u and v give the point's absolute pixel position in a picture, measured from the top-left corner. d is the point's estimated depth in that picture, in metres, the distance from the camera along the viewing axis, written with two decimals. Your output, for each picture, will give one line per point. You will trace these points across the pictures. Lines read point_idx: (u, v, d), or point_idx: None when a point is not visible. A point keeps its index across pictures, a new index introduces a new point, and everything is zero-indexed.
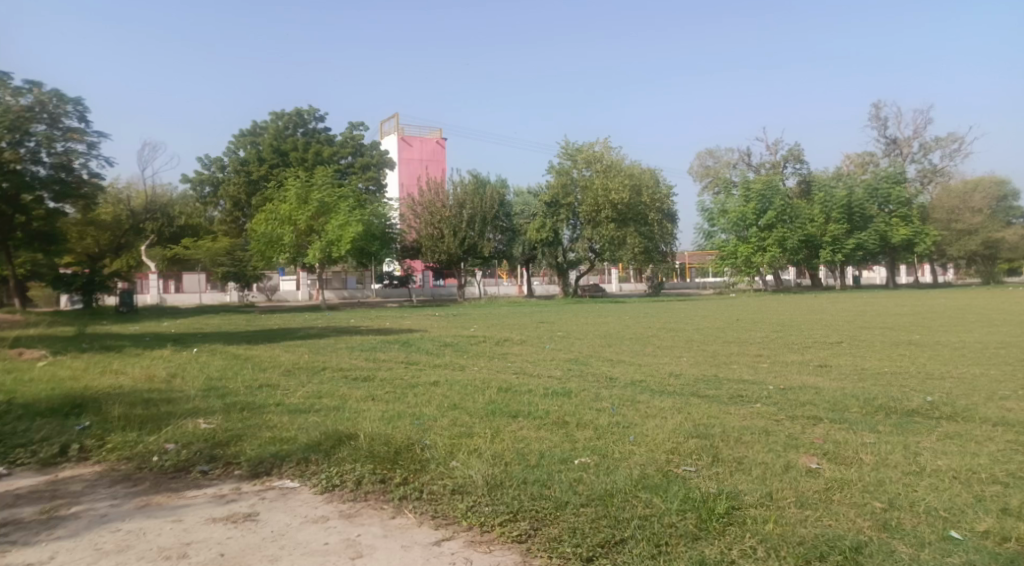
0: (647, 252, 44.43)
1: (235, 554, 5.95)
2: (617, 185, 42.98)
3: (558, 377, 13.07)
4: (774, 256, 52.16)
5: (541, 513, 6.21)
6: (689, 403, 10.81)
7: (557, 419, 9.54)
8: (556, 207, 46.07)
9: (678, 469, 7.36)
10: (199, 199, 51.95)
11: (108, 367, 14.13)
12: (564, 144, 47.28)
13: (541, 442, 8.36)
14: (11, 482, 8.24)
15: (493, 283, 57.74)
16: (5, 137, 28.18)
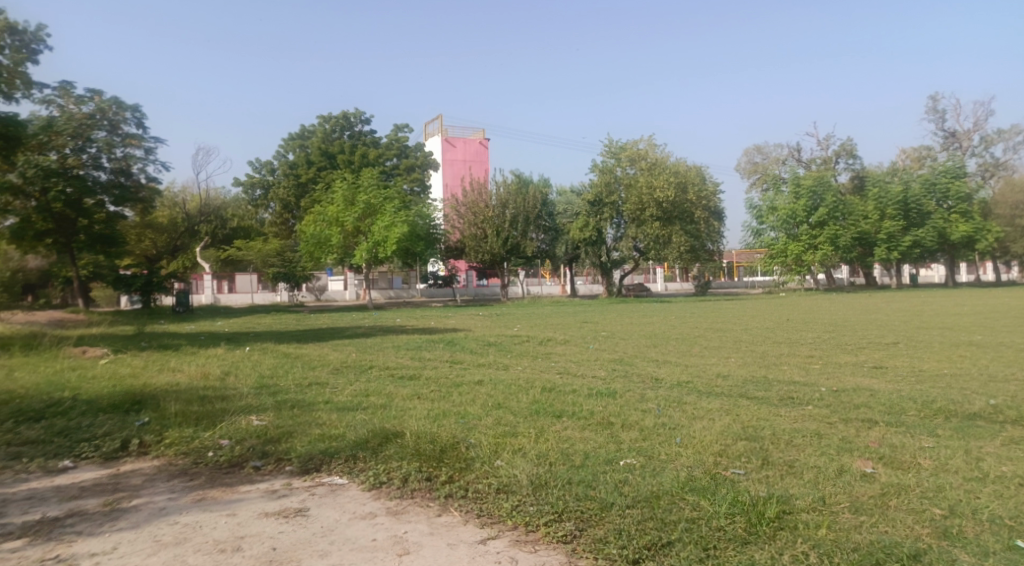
0: (692, 250, 44.10)
1: (287, 549, 6.19)
2: (662, 182, 42.68)
3: (603, 377, 13.16)
4: (826, 254, 51.26)
5: (587, 514, 6.34)
6: (737, 404, 10.84)
7: (602, 419, 9.64)
8: (600, 206, 45.89)
9: (727, 472, 7.42)
10: (250, 202, 53.10)
11: (165, 365, 14.62)
12: (608, 142, 47.03)
13: (586, 442, 8.48)
14: (76, 476, 8.64)
15: (536, 283, 57.82)
16: (68, 144, 29.74)
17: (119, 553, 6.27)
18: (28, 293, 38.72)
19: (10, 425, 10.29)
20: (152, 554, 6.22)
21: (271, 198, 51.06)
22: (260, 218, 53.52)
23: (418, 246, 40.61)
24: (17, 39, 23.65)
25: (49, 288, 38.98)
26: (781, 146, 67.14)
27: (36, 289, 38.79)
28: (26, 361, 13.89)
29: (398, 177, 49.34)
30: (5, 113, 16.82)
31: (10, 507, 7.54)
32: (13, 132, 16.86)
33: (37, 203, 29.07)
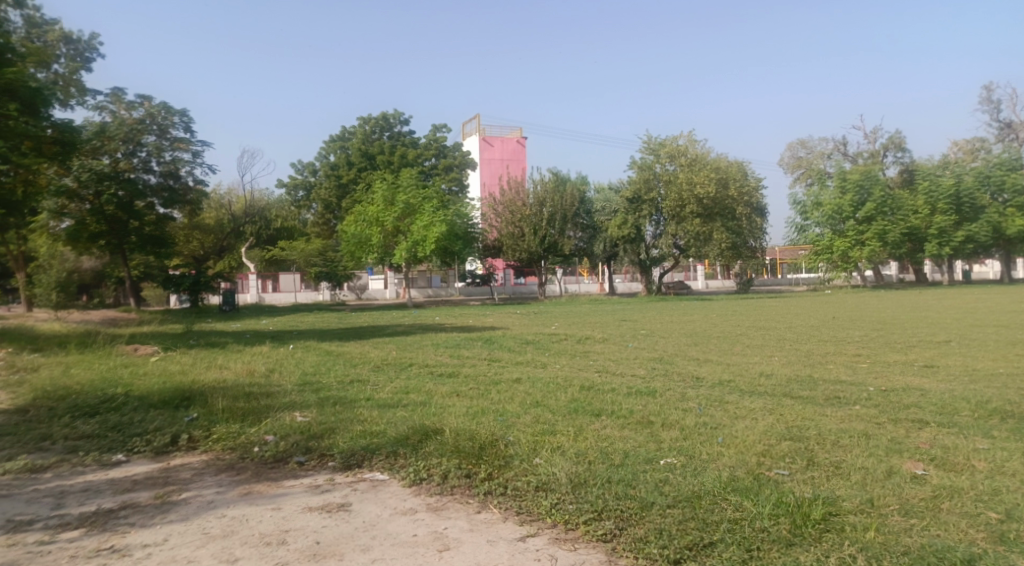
0: (734, 247, 43.76)
1: (330, 543, 6.40)
2: (703, 178, 42.41)
3: (642, 376, 13.21)
4: (873, 250, 50.45)
5: (627, 513, 6.44)
6: (781, 404, 10.82)
7: (642, 418, 9.72)
8: (639, 203, 45.72)
9: (771, 472, 7.46)
10: (293, 203, 53.94)
11: (213, 362, 15.02)
12: (647, 139, 46.87)
13: (626, 442, 8.57)
14: (129, 469, 8.97)
15: (574, 281, 57.81)
16: (119, 149, 30.70)
17: (170, 545, 6.53)
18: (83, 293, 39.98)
19: (67, 420, 10.70)
20: (201, 546, 6.47)
21: (313, 199, 51.88)
22: (303, 218, 54.36)
23: (456, 245, 40.92)
24: (71, 47, 24.43)
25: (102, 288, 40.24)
26: (826, 140, 66.01)
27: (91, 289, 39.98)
28: (82, 358, 14.40)
29: (437, 176, 49.73)
30: (62, 120, 17.42)
31: (67, 499, 7.88)
32: (69, 138, 17.46)
33: (91, 205, 29.98)
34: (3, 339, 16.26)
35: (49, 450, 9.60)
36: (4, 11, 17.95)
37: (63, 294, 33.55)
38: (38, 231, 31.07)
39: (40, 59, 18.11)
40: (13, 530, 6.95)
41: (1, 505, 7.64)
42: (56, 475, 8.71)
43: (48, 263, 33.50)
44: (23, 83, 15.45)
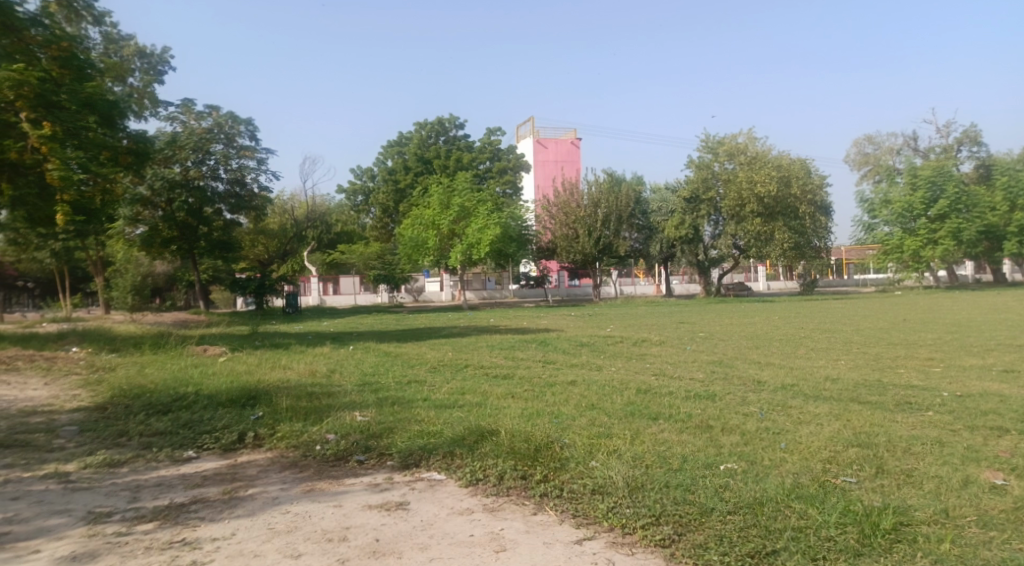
0: (796, 247, 43.17)
1: (389, 541, 6.62)
2: (763, 177, 41.86)
3: (701, 379, 13.21)
4: (946, 249, 49.05)
5: (685, 518, 6.51)
6: (847, 409, 10.72)
7: (700, 423, 9.76)
8: (697, 203, 45.30)
9: (837, 480, 7.46)
10: (352, 207, 54.99)
11: (277, 362, 15.49)
12: (705, 137, 46.52)
13: (684, 446, 8.64)
14: (198, 465, 9.38)
15: (630, 283, 57.54)
16: (189, 157, 31.63)
17: (237, 539, 6.84)
18: (156, 296, 41.48)
19: (142, 418, 11.21)
20: (267, 540, 6.77)
21: (371, 203, 52.85)
22: (362, 222, 55.30)
23: (510, 247, 41.22)
24: (145, 61, 25.43)
25: (174, 291, 41.69)
26: (894, 135, 64.31)
27: (164, 292, 41.53)
28: (155, 359, 15.03)
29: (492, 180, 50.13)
30: (136, 131, 18.36)
31: (142, 493, 8.29)
32: (142, 148, 18.31)
33: (162, 212, 31.61)
34: (82, 340, 17.05)
35: (126, 446, 10.07)
36: (84, 28, 18.86)
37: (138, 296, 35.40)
38: (114, 237, 32.64)
39: (116, 74, 19.00)
40: (92, 522, 7.35)
41: (82, 497, 8.09)
42: (132, 470, 9.15)
43: (124, 267, 35.24)
44: (102, 96, 16.73)
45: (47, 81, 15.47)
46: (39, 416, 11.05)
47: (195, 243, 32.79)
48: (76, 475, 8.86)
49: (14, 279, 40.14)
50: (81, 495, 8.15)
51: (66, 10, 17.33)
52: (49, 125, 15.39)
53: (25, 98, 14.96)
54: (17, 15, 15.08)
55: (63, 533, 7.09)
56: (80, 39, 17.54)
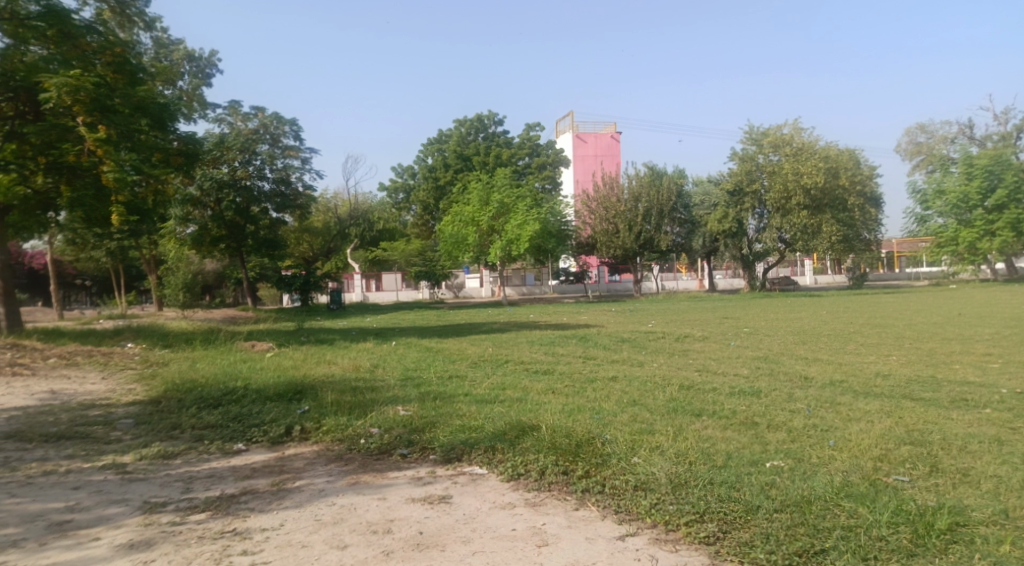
0: (845, 239, 42.61)
1: (432, 534, 6.80)
2: (810, 168, 41.13)
3: (745, 375, 13.17)
4: (1004, 241, 47.71)
5: (731, 516, 6.58)
6: (899, 406, 10.63)
7: (745, 419, 9.77)
8: (741, 196, 44.93)
9: (888, 478, 7.44)
10: (394, 205, 55.59)
11: (322, 358, 15.81)
12: (749, 129, 45.97)
13: (729, 443, 8.68)
14: (248, 458, 9.67)
15: (672, 278, 57.17)
16: (236, 157, 32.34)
17: (286, 529, 7.08)
18: (206, 293, 42.48)
19: (194, 411, 11.57)
20: (314, 531, 6.99)
21: (412, 201, 53.33)
22: (403, 220, 55.79)
23: (549, 243, 41.25)
24: (193, 64, 26.07)
25: (223, 289, 42.61)
26: (948, 124, 62.76)
27: (214, 290, 42.43)
28: (205, 354, 15.46)
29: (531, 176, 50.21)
30: (187, 133, 18.80)
31: (195, 484, 8.60)
32: (193, 150, 18.75)
33: (212, 212, 32.45)
34: (136, 336, 17.59)
35: (179, 439, 10.42)
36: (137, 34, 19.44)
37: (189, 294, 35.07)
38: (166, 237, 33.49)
39: (168, 77, 19.50)
40: (148, 511, 7.65)
41: (139, 488, 8.43)
42: (184, 462, 9.46)
43: (175, 266, 35.19)
44: (154, 99, 17.25)
45: (102, 87, 16.01)
46: (97, 409, 11.48)
47: (242, 242, 33.46)
48: (132, 466, 9.20)
49: (70, 277, 41.42)
50: (138, 486, 8.47)
51: (119, 17, 17.89)
52: (104, 128, 15.97)
53: (82, 104, 15.49)
54: (73, 24, 16.31)
55: (120, 521, 7.39)
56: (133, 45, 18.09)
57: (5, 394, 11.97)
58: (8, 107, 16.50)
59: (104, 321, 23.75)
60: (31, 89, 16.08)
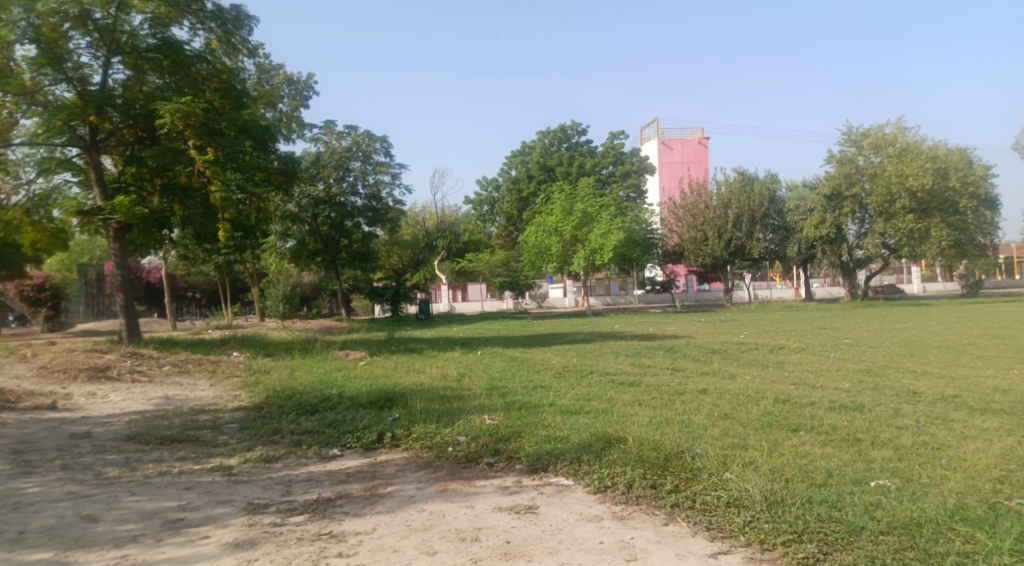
0: (956, 244, 40.82)
1: (519, 543, 6.94)
2: (916, 169, 39.40)
3: (847, 389, 12.87)
4: None
5: (832, 537, 6.49)
6: (1018, 424, 10.23)
7: (848, 436, 9.58)
8: (840, 200, 43.57)
9: (1008, 501, 7.22)
10: (480, 217, 56.36)
11: (411, 367, 16.22)
12: (847, 130, 44.64)
13: (829, 460, 8.55)
14: (342, 463, 10.02)
15: (765, 287, 56.07)
16: (331, 174, 33.60)
17: (378, 533, 7.34)
18: (303, 304, 43.93)
19: (292, 417, 12.07)
20: (405, 536, 7.23)
21: (496, 212, 54.05)
22: (487, 231, 56.42)
23: (634, 252, 40.94)
24: (292, 88, 27.51)
25: (320, 300, 44.06)
26: None
27: (311, 301, 43.82)
28: (303, 363, 16.09)
29: (616, 184, 50.02)
30: (286, 153, 19.52)
31: (294, 487, 8.99)
32: (291, 169, 19.40)
33: (309, 227, 33.54)
34: (241, 345, 18.42)
35: (279, 443, 10.89)
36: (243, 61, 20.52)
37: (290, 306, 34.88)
38: (267, 251, 34.16)
39: (269, 101, 20.37)
40: (252, 512, 8.04)
41: (243, 489, 8.87)
42: (284, 465, 9.89)
43: (276, 278, 35.14)
44: (257, 122, 18.14)
45: (210, 111, 17.06)
46: (206, 414, 12.10)
47: (337, 255, 34.52)
48: (237, 469, 9.68)
49: (182, 291, 43.61)
50: (242, 488, 8.91)
51: (226, 46, 18.87)
52: (212, 150, 16.96)
53: (193, 128, 16.59)
54: (186, 53, 17.69)
55: (228, 521, 7.77)
56: (238, 71, 19.04)
57: (125, 399, 12.76)
58: (129, 133, 17.93)
59: (212, 331, 24.92)
60: (149, 116, 17.46)
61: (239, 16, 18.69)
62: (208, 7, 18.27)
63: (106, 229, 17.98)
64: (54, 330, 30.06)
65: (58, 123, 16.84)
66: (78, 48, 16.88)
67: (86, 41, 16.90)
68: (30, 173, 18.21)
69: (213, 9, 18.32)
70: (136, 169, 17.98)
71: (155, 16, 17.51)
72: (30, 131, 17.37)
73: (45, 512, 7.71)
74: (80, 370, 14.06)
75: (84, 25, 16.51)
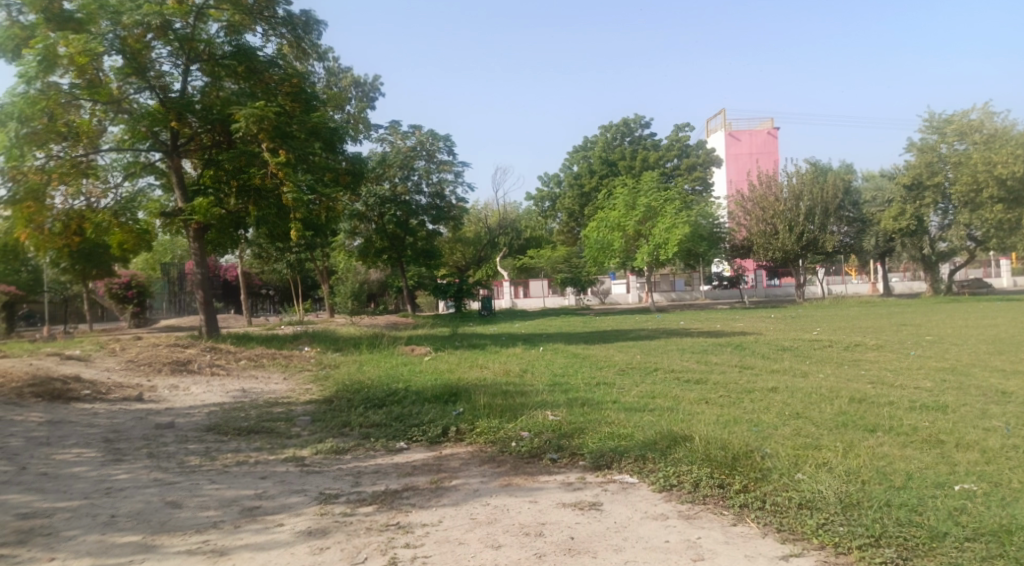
0: None
1: (583, 539, 6.96)
2: (1005, 156, 37.88)
3: (929, 389, 12.52)
4: None
5: (912, 542, 6.35)
6: None
7: (929, 437, 9.36)
8: (920, 190, 42.01)
9: None
10: (540, 214, 56.41)
11: (475, 362, 16.38)
12: (928, 117, 43.32)
13: (908, 462, 8.37)
14: (409, 456, 10.18)
15: (840, 282, 54.99)
16: (396, 174, 34.01)
17: (444, 526, 7.45)
18: (370, 300, 44.63)
19: (361, 410, 12.33)
20: (470, 530, 7.32)
21: (558, 208, 54.15)
22: (549, 228, 56.39)
23: (700, 247, 40.46)
24: (359, 89, 27.95)
25: (386, 296, 44.74)
26: None
27: (378, 298, 44.60)
28: (371, 357, 16.42)
29: (681, 177, 49.48)
30: (354, 153, 19.85)
31: (363, 478, 9.18)
32: (359, 169, 19.73)
33: (376, 225, 34.18)
34: (312, 340, 18.86)
35: (349, 435, 11.13)
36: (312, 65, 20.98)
37: (357, 302, 38.41)
38: (336, 249, 35.59)
39: (338, 103, 20.76)
40: (324, 502, 8.23)
41: (315, 480, 9.09)
42: (353, 457, 10.10)
43: (344, 276, 38.74)
44: (326, 124, 18.42)
45: (282, 115, 17.48)
46: (280, 406, 12.43)
47: (402, 252, 35.03)
48: (309, 460, 9.92)
49: (257, 289, 44.65)
50: (314, 478, 9.14)
51: (297, 50, 19.34)
52: (284, 153, 17.43)
53: (266, 131, 17.00)
54: (258, 59, 18.14)
55: (301, 510, 7.97)
56: (308, 75, 19.48)
57: (204, 391, 13.21)
58: (207, 137, 18.55)
59: (285, 327, 25.55)
60: (225, 121, 17.83)
61: (308, 21, 19.08)
62: (279, 13, 18.69)
63: (186, 229, 18.66)
64: (139, 326, 31.39)
65: (142, 129, 17.62)
66: (160, 57, 17.49)
67: (167, 50, 17.45)
68: (118, 177, 19.08)
69: (284, 15, 18.75)
70: (213, 171, 18.22)
71: (230, 24, 18.01)
72: (118, 137, 18.37)
73: (133, 498, 8.03)
74: (164, 363, 14.60)
75: (165, 36, 17.00)
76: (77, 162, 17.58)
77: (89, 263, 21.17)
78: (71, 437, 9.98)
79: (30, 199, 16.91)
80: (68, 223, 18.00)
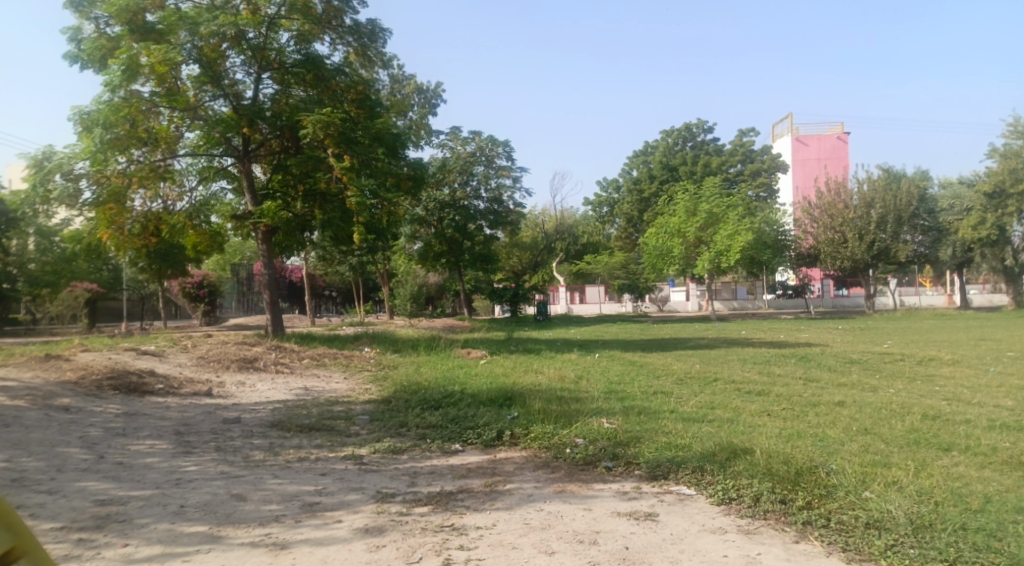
0: None
1: (638, 550, 6.88)
2: None
3: (1008, 408, 12.05)
4: None
5: None
6: None
7: (1007, 459, 9.02)
8: (1002, 198, 40.49)
9: None
10: (598, 219, 56.07)
11: (530, 367, 16.38)
12: (1013, 122, 41.90)
13: (985, 483, 8.09)
14: (464, 458, 10.22)
15: (913, 293, 53.46)
16: (456, 178, 34.23)
17: (497, 529, 7.45)
18: (429, 304, 44.95)
19: (417, 411, 12.42)
20: (523, 535, 7.30)
21: (616, 214, 53.80)
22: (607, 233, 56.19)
23: (764, 254, 39.53)
24: (421, 96, 28.26)
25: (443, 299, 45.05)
26: None
27: (436, 300, 44.92)
28: (428, 359, 16.54)
29: (743, 184, 48.79)
30: (415, 160, 20.03)
31: (419, 478, 9.23)
32: (421, 174, 19.92)
33: (435, 230, 34.53)
34: (372, 341, 19.08)
35: (406, 435, 11.22)
36: (376, 72, 21.27)
37: (415, 304, 38.65)
38: (396, 252, 36.06)
39: (401, 108, 20.97)
40: (381, 500, 8.30)
41: (371, 478, 9.18)
42: (411, 457, 10.17)
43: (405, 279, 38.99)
44: (389, 130, 18.70)
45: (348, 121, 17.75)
46: (340, 406, 12.60)
47: (460, 257, 35.27)
48: (368, 458, 10.02)
49: (319, 291, 45.51)
50: (372, 476, 9.24)
51: (362, 58, 19.67)
52: (349, 158, 17.69)
53: (332, 137, 17.32)
54: (326, 68, 18.46)
55: (359, 507, 8.06)
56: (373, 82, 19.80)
57: (269, 388, 13.49)
58: (276, 143, 18.96)
59: (347, 328, 25.93)
60: (294, 127, 18.30)
61: (375, 29, 19.39)
62: (347, 22, 19.05)
63: (255, 232, 19.14)
64: (209, 324, 32.24)
65: (216, 135, 18.08)
66: (233, 66, 17.95)
67: (240, 59, 17.93)
68: (192, 181, 19.64)
69: (351, 24, 19.09)
70: (281, 176, 18.47)
71: (300, 33, 18.25)
72: (193, 143, 18.82)
73: (201, 489, 8.23)
74: (231, 360, 14.94)
75: (239, 45, 17.43)
76: (156, 166, 18.08)
77: (164, 263, 21.74)
78: (144, 428, 10.27)
79: (112, 202, 17.56)
80: (146, 225, 18.56)
